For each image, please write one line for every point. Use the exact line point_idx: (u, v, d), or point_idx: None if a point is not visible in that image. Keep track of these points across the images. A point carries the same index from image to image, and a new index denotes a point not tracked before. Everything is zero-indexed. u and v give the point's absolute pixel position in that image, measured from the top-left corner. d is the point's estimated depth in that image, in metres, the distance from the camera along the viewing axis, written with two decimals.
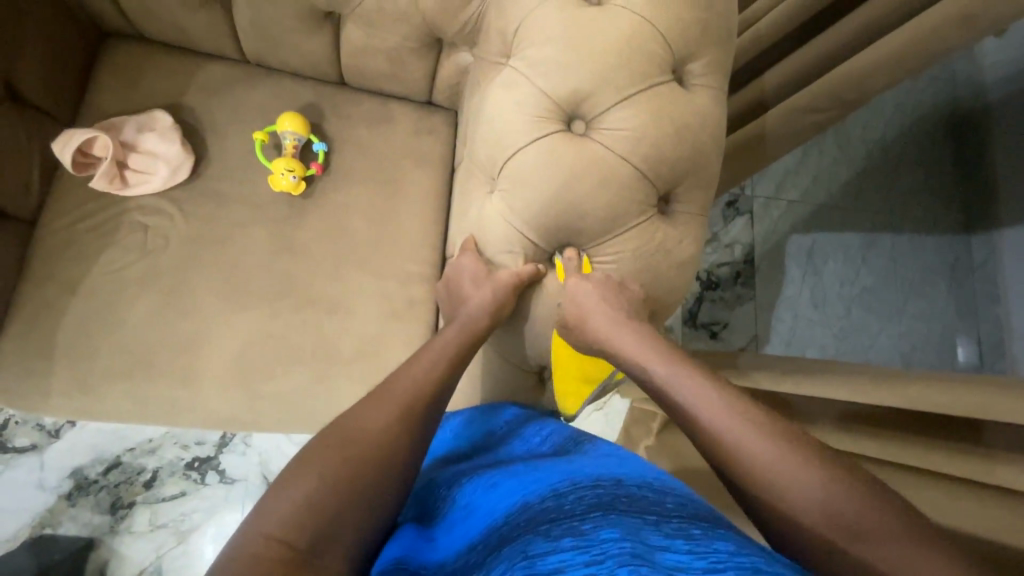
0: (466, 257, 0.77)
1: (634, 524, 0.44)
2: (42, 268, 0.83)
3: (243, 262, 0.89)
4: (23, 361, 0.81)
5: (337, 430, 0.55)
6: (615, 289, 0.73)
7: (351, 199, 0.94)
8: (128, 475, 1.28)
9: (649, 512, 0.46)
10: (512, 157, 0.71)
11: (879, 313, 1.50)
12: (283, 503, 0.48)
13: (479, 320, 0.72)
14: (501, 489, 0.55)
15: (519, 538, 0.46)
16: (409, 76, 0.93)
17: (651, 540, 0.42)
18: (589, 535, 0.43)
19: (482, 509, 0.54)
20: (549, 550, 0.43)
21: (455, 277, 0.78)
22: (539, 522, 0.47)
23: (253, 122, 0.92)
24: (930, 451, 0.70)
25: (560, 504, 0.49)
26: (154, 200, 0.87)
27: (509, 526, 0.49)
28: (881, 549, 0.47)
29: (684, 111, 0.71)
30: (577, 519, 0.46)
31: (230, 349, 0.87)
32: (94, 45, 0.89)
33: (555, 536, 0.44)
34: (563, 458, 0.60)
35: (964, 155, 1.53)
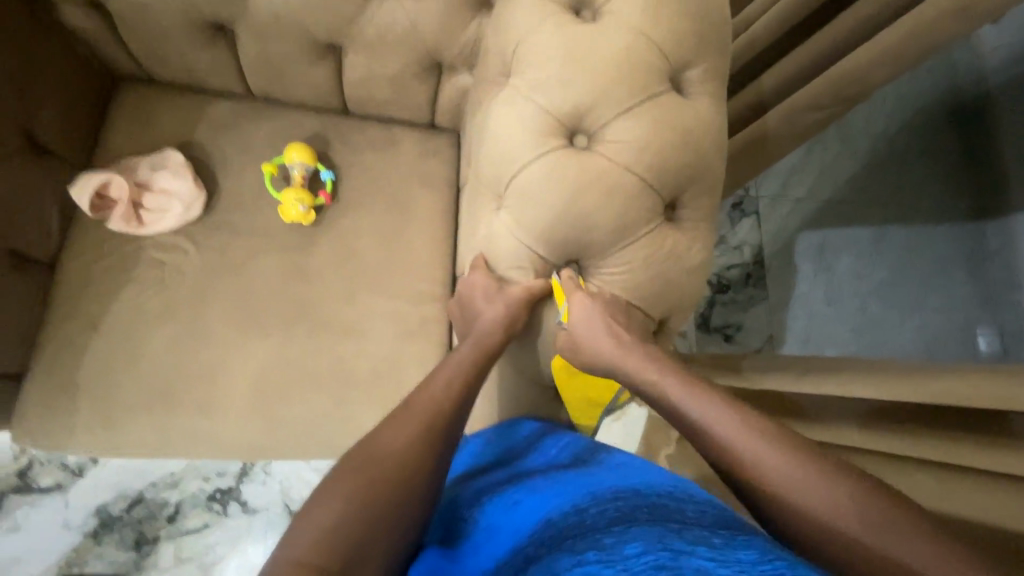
0: (475, 274, 0.78)
1: (659, 535, 0.44)
2: (64, 309, 0.85)
3: (257, 292, 0.90)
4: (48, 402, 0.83)
5: (361, 452, 0.55)
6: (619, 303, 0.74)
7: (361, 224, 0.95)
8: (152, 510, 1.29)
9: (671, 519, 0.46)
10: (518, 175, 0.72)
11: (895, 306, 1.48)
12: (307, 530, 0.47)
13: (493, 335, 0.72)
14: (524, 507, 0.55)
15: (543, 555, 0.46)
16: (412, 101, 0.95)
17: (675, 546, 0.42)
18: (613, 550, 0.43)
19: (504, 528, 0.54)
20: (573, 563, 0.43)
21: (467, 295, 0.79)
22: (561, 539, 0.47)
23: (262, 155, 0.94)
24: (947, 442, 0.70)
25: (582, 519, 0.49)
26: (168, 237, 0.89)
27: (534, 544, 0.48)
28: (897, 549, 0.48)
29: (685, 119, 0.71)
30: (599, 533, 0.46)
31: (250, 380, 0.88)
32: (107, 90, 0.92)
33: (578, 550, 0.44)
34: (581, 471, 0.59)
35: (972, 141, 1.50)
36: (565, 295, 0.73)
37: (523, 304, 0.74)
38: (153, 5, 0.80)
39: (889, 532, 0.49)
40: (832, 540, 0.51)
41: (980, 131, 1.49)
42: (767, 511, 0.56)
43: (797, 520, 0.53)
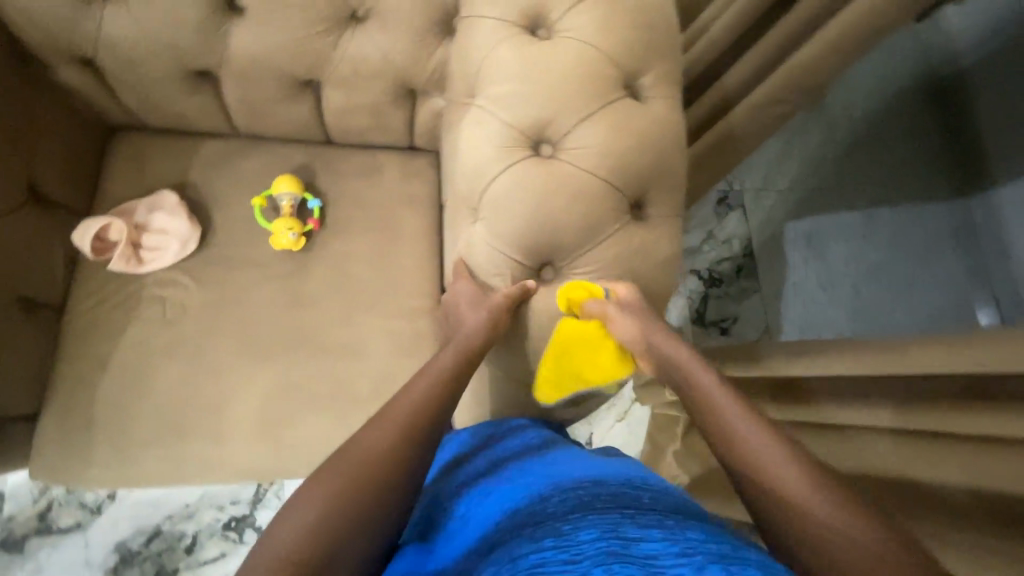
0: (459, 286, 0.81)
1: (614, 522, 0.48)
2: (70, 350, 0.89)
3: (256, 319, 0.94)
4: (61, 440, 0.86)
5: (345, 453, 0.59)
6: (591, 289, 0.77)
7: (350, 247, 1.00)
8: (169, 542, 1.34)
9: (628, 506, 0.51)
10: (489, 186, 0.76)
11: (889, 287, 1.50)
12: (285, 533, 0.51)
13: (477, 340, 0.76)
14: (494, 497, 0.59)
15: (507, 543, 0.50)
16: (390, 127, 1.00)
17: (628, 533, 0.46)
18: (569, 536, 0.47)
19: (474, 520, 0.57)
20: (531, 551, 0.47)
21: (452, 306, 0.82)
22: (524, 527, 0.51)
23: (252, 189, 0.99)
24: (937, 411, 0.69)
25: (544, 509, 0.53)
26: (166, 274, 0.93)
27: (501, 531, 0.52)
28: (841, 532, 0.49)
29: (642, 123, 0.76)
30: (558, 521, 0.49)
31: (253, 404, 0.91)
32: (102, 140, 0.98)
33: (536, 538, 0.48)
34: (548, 460, 0.63)
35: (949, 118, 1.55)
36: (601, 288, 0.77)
37: (503, 308, 0.77)
38: (139, 59, 0.85)
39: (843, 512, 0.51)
40: (789, 523, 0.52)
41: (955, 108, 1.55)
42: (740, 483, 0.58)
43: (765, 503, 0.54)
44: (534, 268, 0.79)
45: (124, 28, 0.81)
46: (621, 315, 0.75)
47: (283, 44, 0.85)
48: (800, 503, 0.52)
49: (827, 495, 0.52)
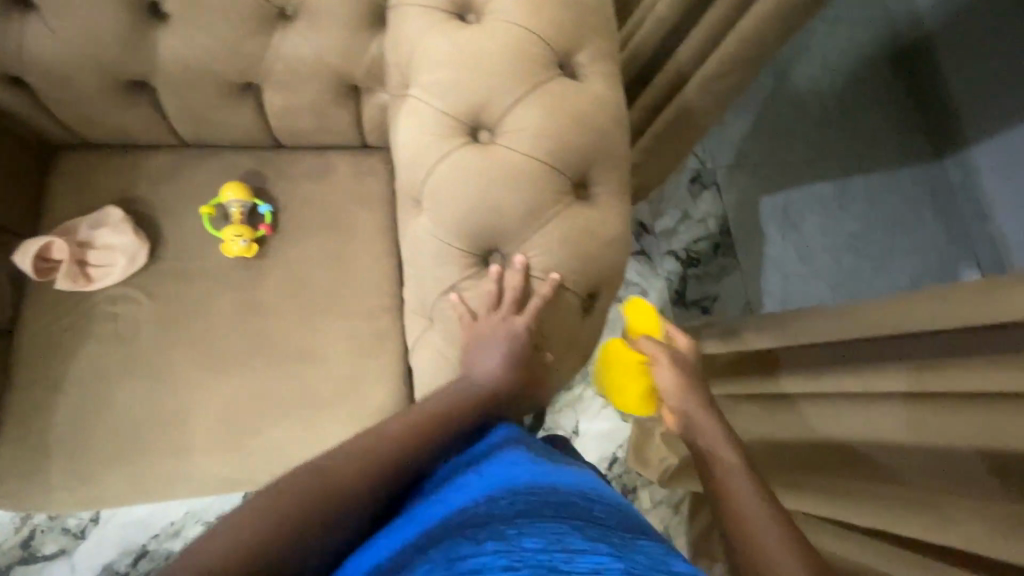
0: (540, 294, 0.74)
1: (560, 534, 0.48)
2: (24, 373, 0.88)
3: (212, 330, 0.93)
4: (19, 466, 0.85)
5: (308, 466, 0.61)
6: (558, 299, 0.76)
7: (305, 251, 0.98)
8: (156, 561, 1.36)
9: (577, 518, 0.52)
10: (429, 177, 0.75)
11: (865, 255, 1.59)
12: (225, 536, 0.53)
13: (495, 382, 0.73)
14: (445, 498, 0.59)
15: (448, 540, 0.50)
16: (337, 127, 0.98)
17: (573, 544, 0.47)
18: (512, 540, 0.47)
19: (421, 516, 0.57)
20: (472, 552, 0.47)
21: (493, 332, 0.74)
22: (467, 527, 0.51)
23: (200, 199, 0.97)
24: (922, 373, 0.73)
25: (492, 512, 0.53)
26: (118, 290, 0.91)
27: (444, 528, 0.52)
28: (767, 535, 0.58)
29: (578, 101, 0.74)
30: (504, 524, 0.50)
31: (214, 415, 0.90)
32: (43, 159, 0.95)
33: (480, 540, 0.48)
34: (504, 456, 0.63)
35: (920, 83, 1.63)
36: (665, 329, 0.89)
37: (529, 369, 0.75)
38: (70, 72, 0.84)
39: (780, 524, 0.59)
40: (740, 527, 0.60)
41: (920, 74, 1.63)
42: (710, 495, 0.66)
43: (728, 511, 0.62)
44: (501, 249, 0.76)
45: (51, 42, 0.80)
46: (670, 362, 0.81)
47: (215, 48, 0.84)
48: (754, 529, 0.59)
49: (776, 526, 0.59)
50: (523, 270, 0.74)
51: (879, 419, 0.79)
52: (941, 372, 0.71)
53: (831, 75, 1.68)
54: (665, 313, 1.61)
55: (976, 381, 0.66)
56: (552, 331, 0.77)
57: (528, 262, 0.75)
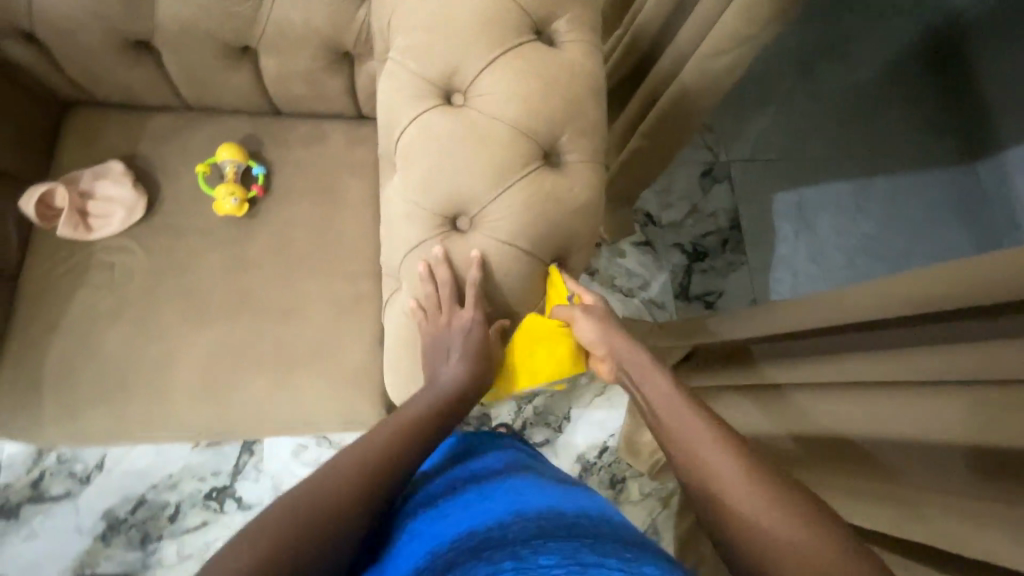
0: (471, 280, 0.76)
1: (573, 551, 0.56)
2: (25, 313, 0.94)
3: (200, 283, 0.97)
4: (16, 398, 0.90)
5: (294, 495, 0.58)
6: (522, 262, 0.77)
7: (293, 212, 1.02)
8: (154, 510, 1.45)
9: (586, 537, 0.59)
10: (404, 137, 0.77)
11: (883, 258, 1.55)
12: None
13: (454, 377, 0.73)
14: (457, 522, 0.67)
15: (467, 561, 0.58)
16: (331, 95, 1.01)
17: (586, 559, 0.54)
18: (529, 559, 0.55)
19: (436, 535, 0.66)
20: (492, 569, 0.54)
21: (444, 335, 0.76)
22: (481, 550, 0.59)
23: (197, 159, 1.01)
24: (894, 357, 0.70)
25: (503, 534, 0.61)
26: (115, 240, 0.96)
27: (458, 552, 0.60)
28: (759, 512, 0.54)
29: (551, 68, 0.76)
30: (518, 544, 0.58)
31: (197, 364, 0.94)
32: (57, 115, 1.01)
33: (497, 561, 0.56)
34: (512, 486, 0.72)
35: (953, 80, 1.63)
36: (569, 290, 0.80)
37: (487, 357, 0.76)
38: (78, 30, 0.88)
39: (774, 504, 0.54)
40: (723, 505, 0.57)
41: (958, 72, 1.63)
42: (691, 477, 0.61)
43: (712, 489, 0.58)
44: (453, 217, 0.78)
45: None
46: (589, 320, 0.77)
47: (213, 11, 0.88)
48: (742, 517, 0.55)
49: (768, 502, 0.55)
50: (449, 264, 0.76)
51: (846, 412, 0.78)
52: (911, 356, 0.69)
53: (856, 69, 1.66)
54: (666, 307, 1.61)
55: (955, 366, 0.64)
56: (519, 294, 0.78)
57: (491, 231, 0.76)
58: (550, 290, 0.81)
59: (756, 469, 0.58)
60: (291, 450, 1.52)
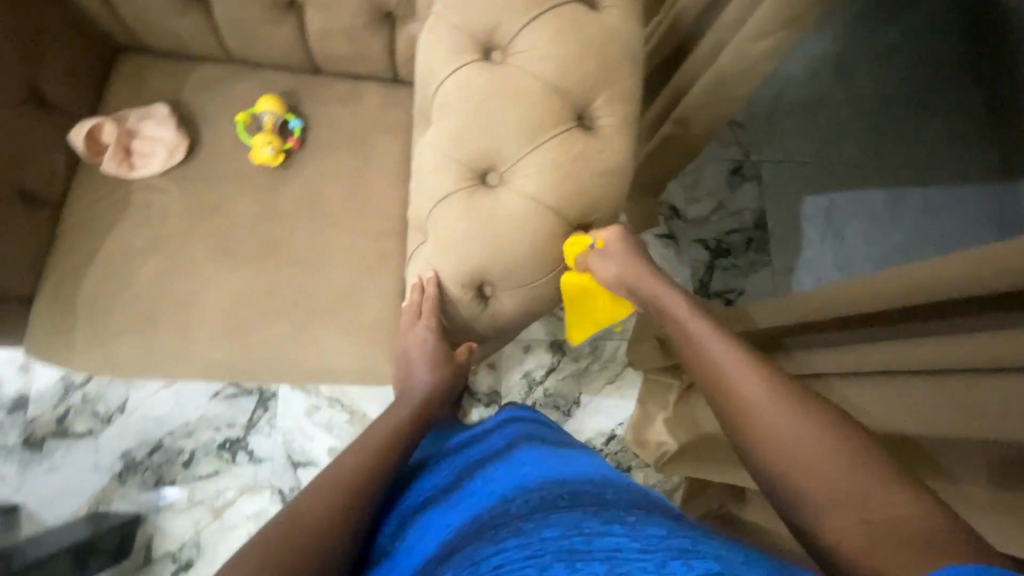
0: (428, 295, 0.84)
1: (577, 520, 0.57)
2: (65, 243, 0.98)
3: (232, 228, 1.00)
4: (52, 323, 0.95)
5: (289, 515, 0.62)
6: (547, 219, 0.77)
7: (326, 167, 1.04)
8: (169, 456, 1.50)
9: (590, 506, 0.60)
10: (440, 90, 0.78)
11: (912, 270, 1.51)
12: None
13: (422, 387, 0.85)
14: (459, 505, 0.70)
15: (472, 543, 0.60)
16: (371, 55, 1.03)
17: (591, 529, 0.55)
18: (531, 533, 0.56)
19: (439, 524, 0.69)
20: (495, 550, 0.56)
21: (412, 343, 0.88)
22: (487, 529, 0.61)
23: (238, 109, 1.04)
24: (904, 341, 0.68)
25: (507, 512, 0.63)
26: (155, 181, 1.00)
27: (462, 534, 0.63)
28: (784, 430, 0.58)
29: (591, 30, 0.76)
30: (521, 520, 0.59)
31: (223, 306, 0.97)
32: (109, 58, 1.05)
33: (500, 539, 0.58)
34: (515, 461, 0.75)
35: (998, 90, 1.59)
36: (591, 236, 0.79)
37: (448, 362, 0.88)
38: None
39: (795, 419, 0.58)
40: (753, 423, 0.61)
41: (1003, 82, 1.59)
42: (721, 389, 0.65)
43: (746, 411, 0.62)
44: (482, 172, 0.79)
45: None
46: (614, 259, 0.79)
47: None
48: (770, 434, 0.59)
49: (796, 418, 0.58)
50: (419, 286, 0.85)
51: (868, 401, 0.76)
52: (918, 344, 0.66)
53: (897, 72, 1.63)
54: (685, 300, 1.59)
55: (958, 354, 0.61)
56: (543, 256, 0.78)
57: (510, 188, 0.77)
58: (573, 245, 0.79)
59: (761, 378, 0.63)
60: (304, 410, 1.56)
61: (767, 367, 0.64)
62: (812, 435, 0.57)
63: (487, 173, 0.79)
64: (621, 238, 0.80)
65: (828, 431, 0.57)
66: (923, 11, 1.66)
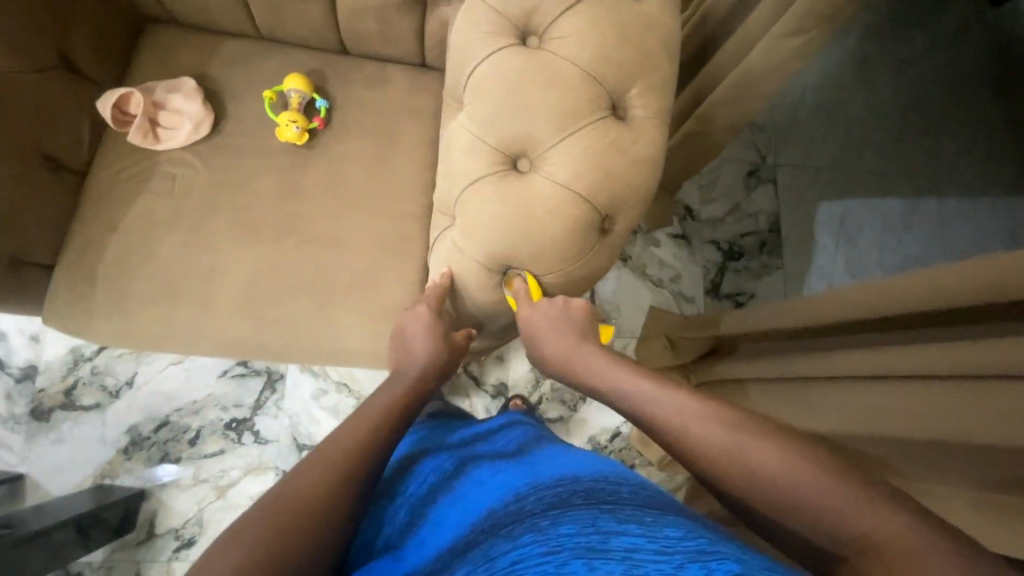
0: (436, 285, 0.85)
1: (593, 518, 0.56)
2: (87, 212, 0.97)
3: (253, 204, 0.99)
4: (72, 291, 0.95)
5: (288, 492, 0.59)
6: (575, 206, 0.76)
7: (350, 148, 1.04)
8: (176, 433, 1.49)
9: (605, 502, 0.59)
10: (475, 71, 0.78)
11: None
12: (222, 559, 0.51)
13: (418, 358, 0.81)
14: (469, 501, 0.68)
15: (485, 540, 0.59)
16: (400, 37, 1.03)
17: (608, 528, 0.54)
18: (547, 530, 0.55)
19: (449, 520, 0.67)
20: (511, 546, 0.55)
21: (411, 325, 0.85)
22: (502, 527, 0.59)
23: (264, 86, 1.04)
24: (925, 348, 0.68)
25: (521, 508, 0.61)
26: (179, 154, 0.99)
27: (476, 531, 0.62)
28: (755, 470, 0.58)
29: (630, 17, 0.76)
30: (537, 517, 0.58)
31: (242, 282, 0.97)
32: (136, 29, 1.05)
33: (516, 536, 0.56)
34: (526, 460, 0.74)
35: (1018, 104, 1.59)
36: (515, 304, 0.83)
37: (445, 342, 0.84)
38: None
39: (764, 452, 0.58)
40: (723, 469, 0.60)
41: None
42: (678, 434, 0.65)
43: (705, 455, 0.61)
44: (513, 158, 0.79)
45: None
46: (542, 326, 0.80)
47: None
48: (738, 476, 0.59)
49: (761, 453, 0.58)
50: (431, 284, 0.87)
51: (878, 407, 0.76)
52: (899, 352, 0.72)
53: (919, 80, 1.62)
54: (694, 301, 1.59)
55: (943, 360, 0.65)
56: (570, 248, 0.78)
57: (540, 169, 0.77)
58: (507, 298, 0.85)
59: (725, 417, 0.63)
60: (311, 393, 1.56)
61: (723, 408, 0.64)
62: (775, 467, 0.56)
63: (518, 159, 0.79)
64: (543, 314, 0.80)
65: (800, 459, 0.56)
66: (949, 19, 1.65)
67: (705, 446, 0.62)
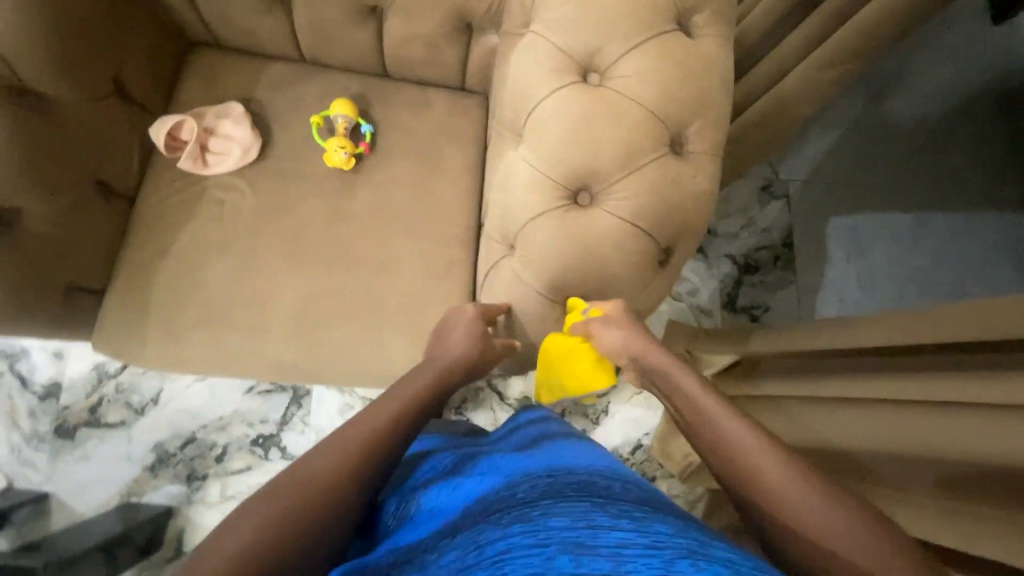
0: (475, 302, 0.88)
1: (586, 511, 0.52)
2: (136, 236, 0.98)
3: (301, 228, 1.00)
4: (122, 316, 0.95)
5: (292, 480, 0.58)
6: (633, 238, 0.78)
7: (395, 172, 1.05)
8: (202, 449, 1.49)
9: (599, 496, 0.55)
10: (536, 107, 0.80)
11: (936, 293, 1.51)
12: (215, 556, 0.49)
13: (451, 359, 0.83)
14: (460, 490, 0.65)
15: (471, 527, 0.55)
16: (446, 62, 1.04)
17: (599, 522, 0.50)
18: (536, 522, 0.51)
19: (439, 506, 0.64)
20: (498, 535, 0.51)
21: (455, 320, 0.88)
22: (491, 515, 0.56)
23: (310, 110, 1.05)
24: (941, 376, 0.70)
25: (512, 497, 0.57)
26: (227, 178, 1.00)
27: (464, 518, 0.58)
28: (781, 493, 0.57)
29: (689, 56, 0.78)
30: (526, 508, 0.54)
31: (291, 306, 0.97)
32: (182, 52, 1.05)
33: (503, 524, 0.53)
34: (523, 454, 0.70)
35: None
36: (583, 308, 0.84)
37: (480, 345, 0.86)
38: None
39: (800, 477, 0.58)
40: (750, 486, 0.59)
41: None
42: (712, 454, 0.66)
43: (735, 470, 0.62)
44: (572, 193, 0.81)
45: None
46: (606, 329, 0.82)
47: None
48: (764, 495, 0.58)
49: (790, 476, 0.58)
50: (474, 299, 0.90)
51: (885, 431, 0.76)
52: (926, 380, 0.71)
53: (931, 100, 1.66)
54: (711, 315, 1.62)
55: (955, 390, 0.67)
56: (625, 280, 0.82)
57: (598, 199, 0.80)
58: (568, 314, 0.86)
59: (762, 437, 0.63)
60: (338, 408, 1.56)
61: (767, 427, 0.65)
62: (802, 491, 0.56)
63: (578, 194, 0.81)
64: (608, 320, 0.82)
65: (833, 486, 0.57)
66: None
67: (737, 464, 0.62)
